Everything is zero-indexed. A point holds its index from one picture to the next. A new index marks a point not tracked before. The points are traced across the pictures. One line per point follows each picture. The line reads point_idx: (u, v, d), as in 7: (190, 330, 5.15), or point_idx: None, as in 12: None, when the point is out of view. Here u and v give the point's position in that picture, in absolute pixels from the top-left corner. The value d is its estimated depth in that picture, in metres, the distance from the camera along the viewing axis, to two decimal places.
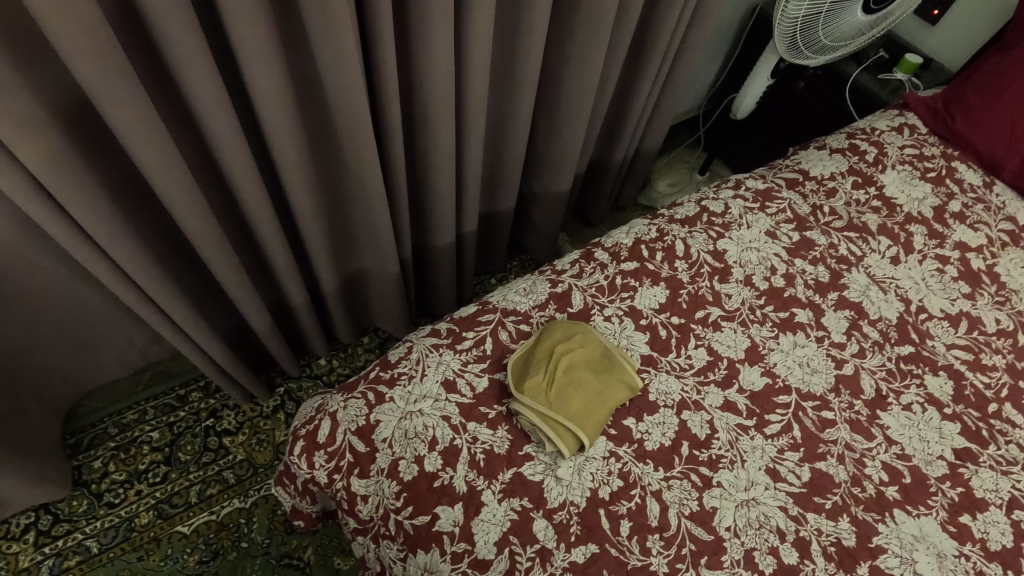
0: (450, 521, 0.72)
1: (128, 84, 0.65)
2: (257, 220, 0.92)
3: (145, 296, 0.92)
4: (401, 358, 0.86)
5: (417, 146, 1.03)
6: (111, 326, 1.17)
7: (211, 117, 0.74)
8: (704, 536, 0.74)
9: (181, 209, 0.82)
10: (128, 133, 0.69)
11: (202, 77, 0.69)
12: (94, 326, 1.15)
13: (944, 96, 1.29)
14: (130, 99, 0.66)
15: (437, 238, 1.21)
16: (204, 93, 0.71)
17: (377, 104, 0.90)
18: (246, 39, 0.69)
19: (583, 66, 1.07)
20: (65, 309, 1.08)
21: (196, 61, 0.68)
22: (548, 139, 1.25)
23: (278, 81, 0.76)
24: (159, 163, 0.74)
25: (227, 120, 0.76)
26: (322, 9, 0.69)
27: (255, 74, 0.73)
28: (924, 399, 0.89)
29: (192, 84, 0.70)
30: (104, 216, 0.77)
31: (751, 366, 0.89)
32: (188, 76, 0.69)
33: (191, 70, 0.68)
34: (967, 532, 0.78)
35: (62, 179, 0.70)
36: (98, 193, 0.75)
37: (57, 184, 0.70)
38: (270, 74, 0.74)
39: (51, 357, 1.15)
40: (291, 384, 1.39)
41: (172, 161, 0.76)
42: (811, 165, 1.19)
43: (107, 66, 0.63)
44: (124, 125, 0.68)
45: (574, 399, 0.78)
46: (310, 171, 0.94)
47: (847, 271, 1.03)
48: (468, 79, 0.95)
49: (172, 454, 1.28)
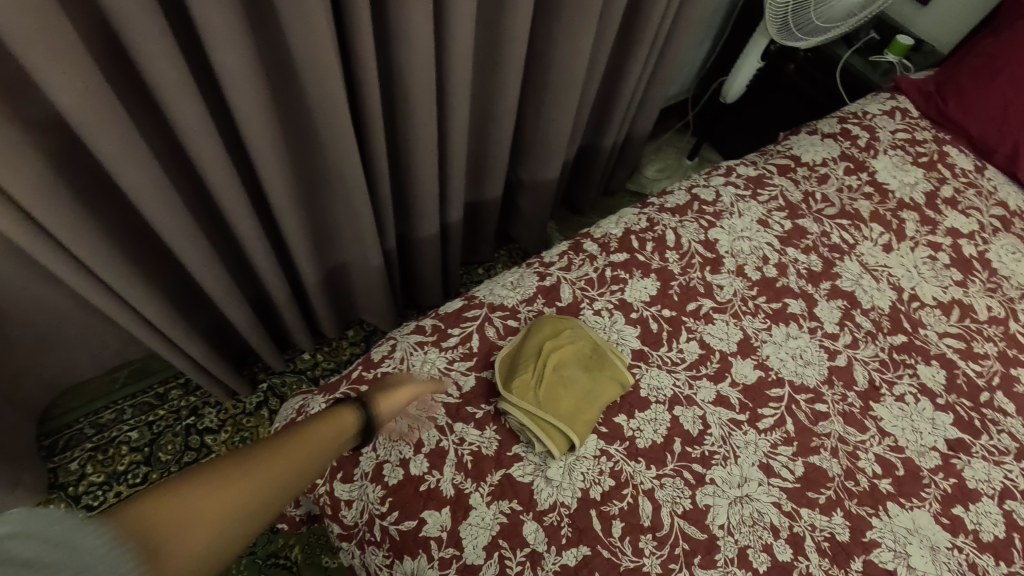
0: (437, 526, 0.70)
1: (83, 71, 0.60)
2: (234, 216, 0.88)
3: (115, 296, 0.87)
4: (385, 357, 0.83)
5: (400, 135, 0.99)
6: (84, 327, 1.12)
7: (177, 111, 0.69)
8: (696, 535, 0.72)
9: (151, 206, 0.77)
10: (88, 126, 0.64)
11: (166, 68, 0.64)
12: (63, 328, 1.10)
13: (937, 78, 1.26)
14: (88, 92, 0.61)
15: (422, 229, 1.17)
16: (170, 82, 0.66)
17: (355, 91, 0.85)
18: (213, 23, 0.64)
19: (572, 48, 1.03)
20: (31, 311, 1.02)
21: (158, 48, 0.62)
22: (535, 125, 1.21)
23: (249, 68, 0.71)
24: (124, 158, 0.69)
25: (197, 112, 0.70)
26: None
27: (225, 62, 0.68)
28: (916, 389, 0.88)
29: (154, 74, 0.64)
30: (66, 215, 0.71)
31: (743, 359, 0.87)
32: (148, 64, 0.63)
33: (151, 57, 0.63)
34: (960, 524, 0.78)
35: (18, 178, 0.65)
36: (58, 189, 0.70)
37: (12, 183, 0.64)
38: (241, 61, 0.69)
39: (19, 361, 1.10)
40: (275, 379, 1.35)
41: (140, 155, 0.71)
42: (803, 151, 1.16)
43: (60, 53, 0.57)
44: (83, 118, 0.63)
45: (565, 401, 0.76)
46: (287, 164, 0.89)
47: (840, 259, 1.01)
48: (450, 63, 0.91)
49: (151, 454, 1.24)
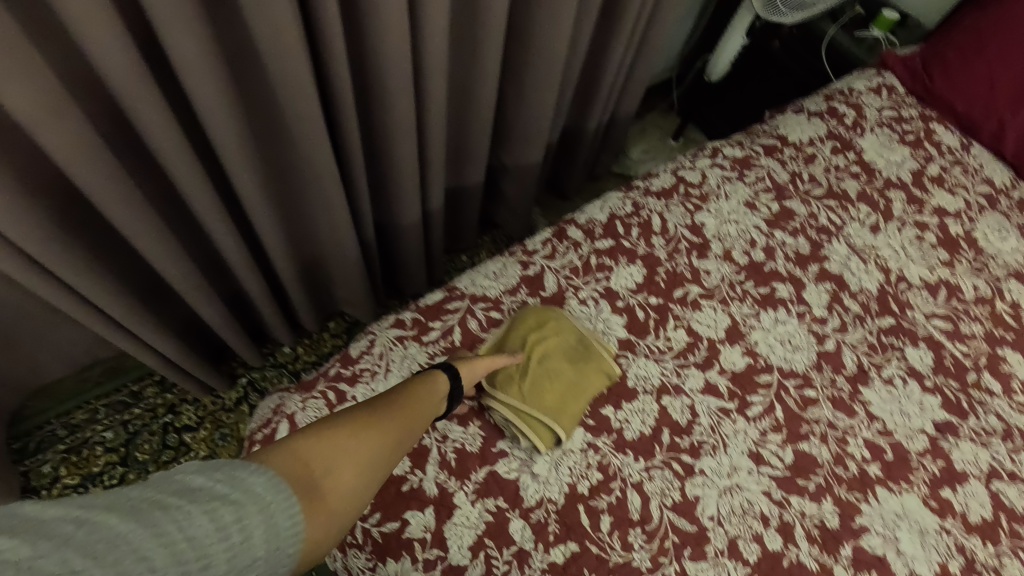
0: (421, 527, 0.68)
1: (26, 63, 0.55)
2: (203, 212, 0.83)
3: (79, 300, 0.82)
4: (363, 353, 0.79)
5: (374, 120, 0.94)
6: (49, 327, 1.07)
7: (131, 101, 0.63)
8: (686, 527, 0.71)
9: (112, 206, 0.71)
10: (36, 124, 0.59)
11: (116, 55, 0.59)
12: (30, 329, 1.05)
13: (923, 54, 1.24)
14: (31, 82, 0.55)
15: (401, 217, 1.13)
16: (123, 72, 0.61)
17: (325, 74, 0.80)
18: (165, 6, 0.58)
19: (552, 26, 0.98)
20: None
21: (105, 34, 0.57)
22: (516, 108, 1.17)
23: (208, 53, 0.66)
24: (79, 156, 0.64)
25: (155, 102, 0.65)
26: None
27: (181, 47, 0.63)
28: (904, 372, 0.88)
29: (103, 61, 0.59)
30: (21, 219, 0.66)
31: (732, 346, 0.85)
32: (95, 50, 0.58)
33: (98, 42, 0.57)
34: (948, 507, 0.78)
35: None
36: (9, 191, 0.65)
37: None
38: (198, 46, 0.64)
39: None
40: (254, 373, 1.32)
41: (97, 152, 0.65)
42: (789, 130, 1.14)
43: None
44: (27, 111, 0.57)
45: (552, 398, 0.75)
46: (254, 154, 0.84)
47: (827, 241, 1.00)
48: (424, 44, 0.86)
49: (128, 455, 1.21)
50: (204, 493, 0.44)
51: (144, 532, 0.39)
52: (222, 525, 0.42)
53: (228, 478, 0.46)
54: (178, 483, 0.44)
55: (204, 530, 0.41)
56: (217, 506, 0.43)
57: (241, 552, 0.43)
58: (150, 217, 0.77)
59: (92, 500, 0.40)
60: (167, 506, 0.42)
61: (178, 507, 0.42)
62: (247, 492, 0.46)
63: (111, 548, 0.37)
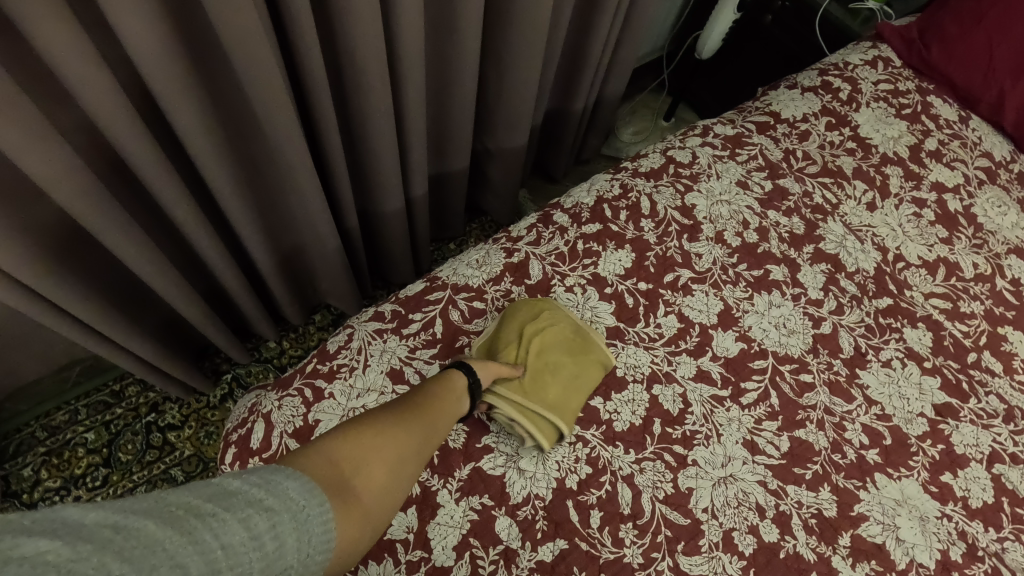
0: (403, 528, 0.65)
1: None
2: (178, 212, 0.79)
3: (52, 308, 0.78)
4: (341, 348, 0.76)
5: (348, 105, 0.90)
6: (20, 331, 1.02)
7: (84, 88, 0.58)
8: (679, 521, 0.68)
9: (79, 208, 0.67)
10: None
11: (60, 40, 0.54)
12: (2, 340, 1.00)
13: (920, 24, 1.20)
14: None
15: (384, 207, 1.10)
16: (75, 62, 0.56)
17: (293, 57, 0.76)
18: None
19: (532, 3, 0.94)
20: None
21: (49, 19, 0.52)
22: (499, 90, 1.12)
23: (165, 38, 0.62)
24: (41, 158, 0.60)
25: (110, 93, 0.60)
26: None
27: (136, 34, 0.59)
28: (903, 354, 0.85)
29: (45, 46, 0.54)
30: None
31: (725, 332, 0.82)
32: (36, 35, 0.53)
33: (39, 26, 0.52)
34: (949, 492, 0.75)
35: None
36: None
37: None
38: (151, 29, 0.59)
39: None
40: (239, 370, 1.29)
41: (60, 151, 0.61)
42: (782, 106, 1.10)
43: None
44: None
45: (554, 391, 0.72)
46: (224, 146, 0.80)
47: (823, 220, 0.96)
48: (397, 24, 0.81)
49: (111, 455, 1.18)
50: (242, 498, 0.41)
51: (177, 537, 0.36)
52: (259, 536, 0.40)
53: (264, 482, 0.43)
54: (213, 486, 0.41)
55: (238, 539, 0.38)
56: (255, 511, 0.41)
57: (275, 561, 0.40)
58: (118, 218, 0.72)
59: (124, 503, 0.37)
60: (202, 512, 0.38)
61: (212, 514, 0.38)
62: (282, 498, 0.43)
63: (148, 554, 0.34)
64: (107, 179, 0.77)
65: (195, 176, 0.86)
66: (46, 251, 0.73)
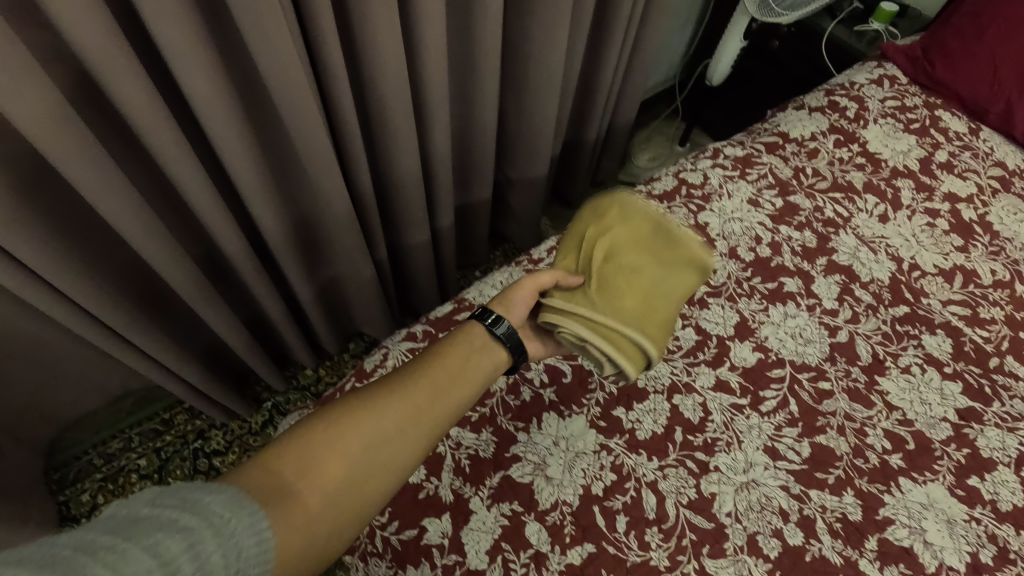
0: (438, 533, 0.69)
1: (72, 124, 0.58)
2: (227, 245, 0.86)
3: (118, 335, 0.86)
4: (377, 366, 0.82)
5: (379, 143, 0.98)
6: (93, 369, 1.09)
7: (157, 140, 0.66)
8: (703, 525, 0.71)
9: (146, 246, 0.75)
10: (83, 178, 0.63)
11: (138, 104, 0.62)
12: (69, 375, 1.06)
13: (923, 42, 1.24)
14: (65, 132, 0.58)
15: (412, 236, 1.16)
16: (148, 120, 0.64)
17: (329, 102, 0.84)
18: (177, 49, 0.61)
19: (544, 45, 1.01)
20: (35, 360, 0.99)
21: (132, 88, 0.60)
22: (517, 123, 1.19)
23: (221, 93, 0.70)
24: (116, 203, 0.68)
25: (176, 141, 0.68)
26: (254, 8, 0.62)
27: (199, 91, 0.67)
28: (922, 359, 0.86)
29: (128, 106, 0.62)
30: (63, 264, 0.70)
31: (741, 342, 0.85)
32: (123, 97, 0.60)
33: (125, 90, 0.60)
34: (977, 495, 0.76)
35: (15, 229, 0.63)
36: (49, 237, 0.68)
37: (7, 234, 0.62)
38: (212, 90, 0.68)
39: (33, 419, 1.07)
40: (279, 397, 1.35)
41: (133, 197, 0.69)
42: (790, 127, 1.14)
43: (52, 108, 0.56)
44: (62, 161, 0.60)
45: (632, 295, 0.75)
46: (269, 184, 0.87)
47: (835, 233, 0.99)
48: (422, 67, 0.89)
49: (161, 481, 1.24)
50: (151, 523, 0.38)
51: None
52: (170, 557, 0.37)
53: (180, 497, 0.41)
54: (115, 520, 0.38)
55: (145, 564, 0.36)
56: (168, 535, 0.38)
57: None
58: (176, 250, 0.80)
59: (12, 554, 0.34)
60: (96, 548, 0.36)
61: (109, 547, 0.36)
62: (200, 512, 0.40)
63: None
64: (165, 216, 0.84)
65: (240, 211, 0.94)
66: (108, 284, 0.80)
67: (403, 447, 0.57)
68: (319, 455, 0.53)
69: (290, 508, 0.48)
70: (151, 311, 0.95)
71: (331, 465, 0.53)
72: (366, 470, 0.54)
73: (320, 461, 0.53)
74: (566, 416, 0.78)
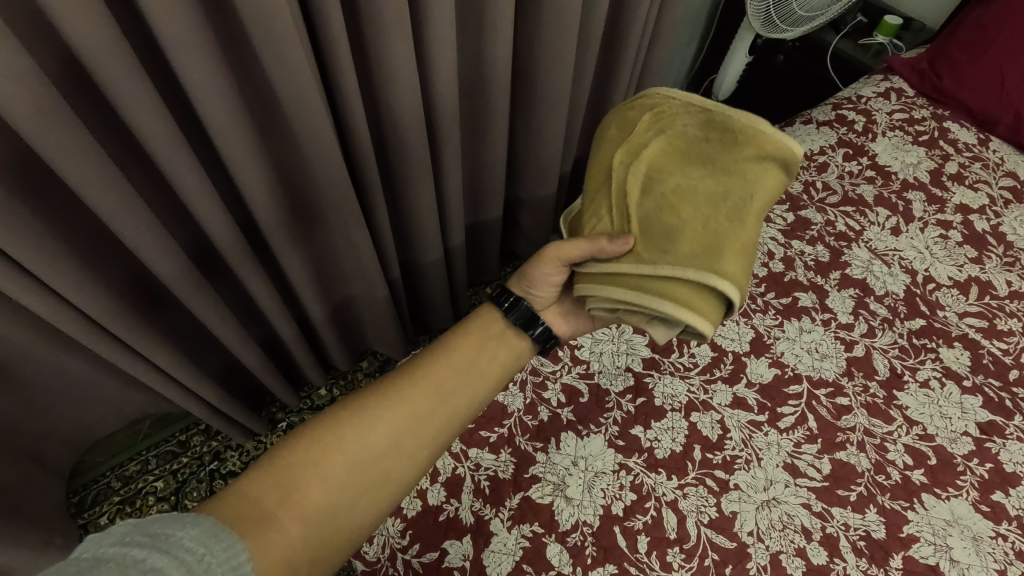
0: (460, 556, 0.69)
1: (104, 169, 0.60)
2: (245, 270, 0.88)
3: (139, 360, 0.87)
4: None
5: (393, 167, 0.99)
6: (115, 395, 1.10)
7: (185, 179, 0.68)
8: (725, 544, 0.70)
9: (171, 277, 0.77)
10: (114, 216, 0.64)
11: (168, 146, 0.63)
12: (95, 407, 1.07)
13: (929, 55, 1.24)
14: (100, 176, 0.60)
15: (424, 255, 1.17)
16: (176, 161, 0.65)
17: (344, 125, 0.85)
18: (204, 91, 0.63)
19: (554, 67, 1.03)
20: (63, 393, 0.99)
21: (164, 132, 0.62)
22: (526, 142, 1.21)
23: (242, 126, 0.71)
24: (145, 239, 0.69)
25: (195, 171, 0.68)
26: (279, 49, 0.63)
27: (223, 128, 0.68)
28: (941, 373, 0.86)
29: (152, 140, 0.62)
30: (91, 294, 0.72)
31: (757, 358, 0.85)
32: (155, 142, 0.62)
33: (157, 135, 0.61)
34: (1002, 511, 0.75)
35: (48, 264, 0.65)
36: (79, 271, 0.70)
37: (42, 268, 0.64)
38: (235, 124, 0.69)
39: (56, 443, 1.08)
40: (293, 417, 1.36)
41: (161, 232, 0.71)
42: (799, 142, 1.15)
43: (89, 155, 0.58)
44: (96, 202, 0.62)
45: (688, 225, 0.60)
46: (284, 207, 0.88)
47: (847, 247, 0.99)
48: (435, 92, 0.91)
49: (178, 503, 1.25)
50: (112, 568, 0.36)
51: None
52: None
53: (144, 536, 0.40)
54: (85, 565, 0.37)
55: None
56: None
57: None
58: (194, 275, 0.80)
59: None
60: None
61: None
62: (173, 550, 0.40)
63: None
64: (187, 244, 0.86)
65: (256, 234, 0.95)
66: (132, 311, 0.82)
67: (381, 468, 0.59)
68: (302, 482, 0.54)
69: (273, 538, 0.49)
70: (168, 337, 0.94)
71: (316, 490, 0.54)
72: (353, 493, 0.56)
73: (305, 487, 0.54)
74: (584, 436, 0.78)
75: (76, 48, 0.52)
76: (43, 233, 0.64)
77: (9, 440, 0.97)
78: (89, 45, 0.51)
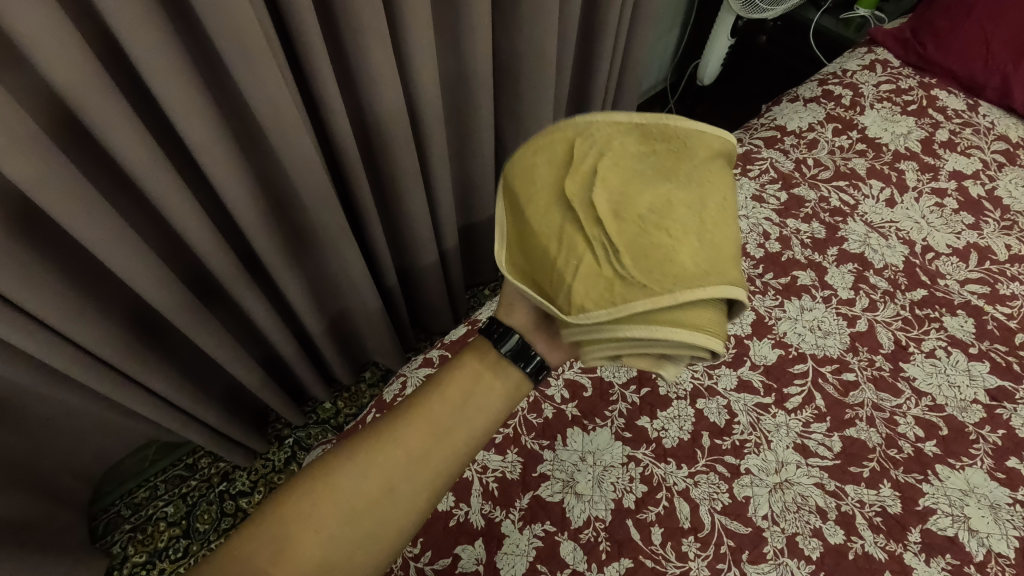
0: (473, 560, 0.68)
1: (89, 201, 0.58)
2: (242, 293, 0.86)
3: (145, 393, 0.85)
4: (396, 397, 0.83)
5: (382, 172, 0.98)
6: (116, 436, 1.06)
7: (172, 203, 0.66)
8: (741, 530, 0.69)
9: (167, 304, 0.75)
10: (103, 246, 0.63)
11: (151, 170, 0.61)
12: (103, 439, 1.04)
13: (912, 23, 1.24)
14: (85, 205, 0.58)
15: (418, 260, 1.16)
16: (161, 184, 0.63)
17: (328, 134, 0.83)
18: (183, 113, 0.61)
19: (535, 60, 1.01)
20: (70, 427, 0.96)
21: (144, 155, 0.60)
22: (513, 138, 1.19)
23: (226, 147, 0.69)
24: (135, 266, 0.67)
25: (182, 190, 0.66)
26: (251, 61, 0.61)
27: (205, 150, 0.66)
28: (946, 342, 0.85)
29: (126, 155, 0.58)
30: (90, 328, 0.70)
31: (760, 340, 0.84)
32: (137, 166, 0.60)
33: (138, 160, 0.60)
34: (1018, 477, 0.74)
35: (46, 303, 0.63)
36: (76, 307, 0.68)
37: (40, 308, 0.63)
38: (217, 147, 0.67)
39: (69, 479, 1.04)
40: (300, 432, 1.28)
41: (153, 259, 0.69)
42: (787, 120, 1.14)
43: (72, 182, 0.56)
44: (85, 234, 0.60)
45: (681, 243, 0.53)
46: (274, 222, 0.86)
47: (843, 222, 0.99)
48: (419, 95, 0.89)
49: (190, 526, 1.16)
50: None
51: None
52: None
53: None
54: None
55: None
56: None
57: None
58: (189, 298, 0.78)
59: None
60: None
61: None
62: None
63: None
64: (183, 269, 0.84)
65: (250, 252, 0.92)
66: (133, 340, 0.80)
67: (380, 512, 0.55)
68: (294, 536, 0.54)
69: None
70: (170, 363, 0.92)
71: (306, 540, 0.53)
72: (346, 547, 0.54)
73: (297, 538, 0.53)
74: (591, 430, 0.77)
75: (45, 70, 0.49)
76: (31, 271, 0.61)
77: (21, 480, 0.93)
78: (46, 54, 0.48)
